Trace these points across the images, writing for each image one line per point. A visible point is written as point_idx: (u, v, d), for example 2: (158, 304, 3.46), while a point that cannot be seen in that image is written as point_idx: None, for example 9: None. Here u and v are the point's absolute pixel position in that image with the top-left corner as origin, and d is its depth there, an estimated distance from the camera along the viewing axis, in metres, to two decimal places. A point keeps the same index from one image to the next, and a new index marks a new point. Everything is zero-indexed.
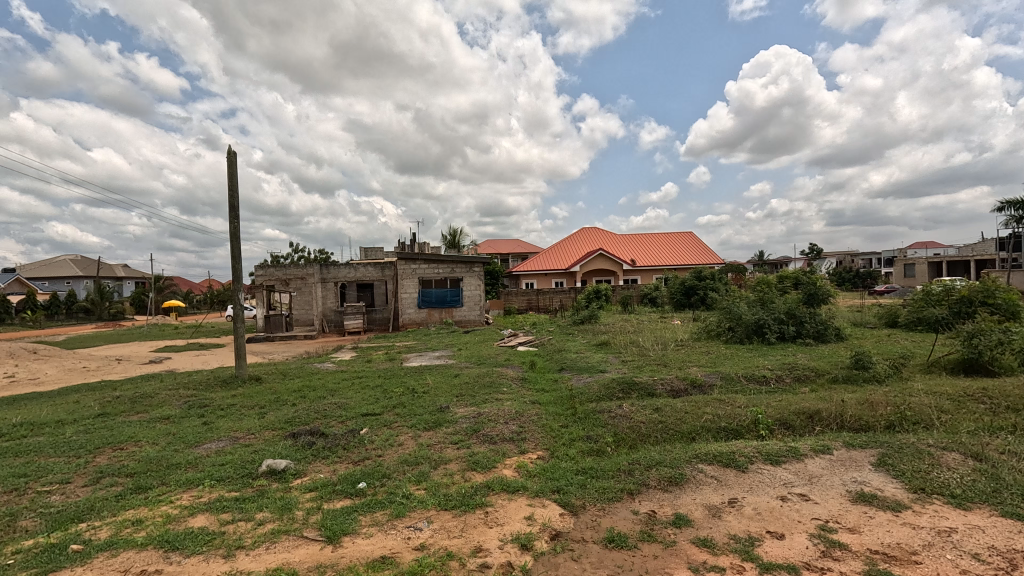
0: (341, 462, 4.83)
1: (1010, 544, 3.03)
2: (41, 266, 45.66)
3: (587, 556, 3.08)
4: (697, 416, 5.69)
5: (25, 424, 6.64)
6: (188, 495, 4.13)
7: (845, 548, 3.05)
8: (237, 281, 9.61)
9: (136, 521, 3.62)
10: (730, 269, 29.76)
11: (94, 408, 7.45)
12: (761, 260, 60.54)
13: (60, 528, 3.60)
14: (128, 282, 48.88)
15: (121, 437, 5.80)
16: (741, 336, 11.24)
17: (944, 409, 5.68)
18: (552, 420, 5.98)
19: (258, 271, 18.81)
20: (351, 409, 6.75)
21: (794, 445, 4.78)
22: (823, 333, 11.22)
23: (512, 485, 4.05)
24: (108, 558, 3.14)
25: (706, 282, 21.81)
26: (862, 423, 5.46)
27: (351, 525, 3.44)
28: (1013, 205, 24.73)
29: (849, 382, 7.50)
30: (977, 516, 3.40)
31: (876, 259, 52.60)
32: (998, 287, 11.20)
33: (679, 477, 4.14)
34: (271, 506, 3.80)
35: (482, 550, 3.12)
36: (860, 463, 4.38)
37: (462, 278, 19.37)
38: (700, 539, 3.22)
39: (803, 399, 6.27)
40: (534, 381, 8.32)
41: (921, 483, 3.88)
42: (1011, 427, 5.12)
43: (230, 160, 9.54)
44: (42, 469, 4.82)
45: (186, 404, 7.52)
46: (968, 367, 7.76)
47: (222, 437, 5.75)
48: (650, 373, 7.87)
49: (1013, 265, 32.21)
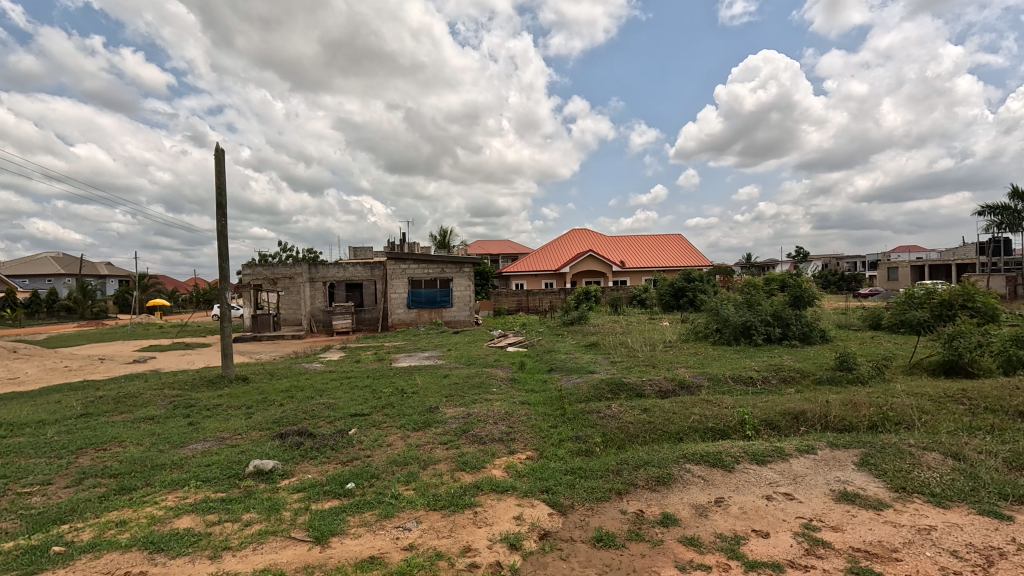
0: (329, 462, 4.80)
1: (986, 542, 3.11)
2: (21, 263, 44.59)
3: (576, 556, 3.09)
4: (684, 417, 5.75)
5: (4, 424, 6.48)
6: (174, 496, 4.08)
7: (827, 546, 3.11)
8: (225, 280, 9.48)
9: (120, 522, 3.57)
10: (719, 271, 30.09)
11: (76, 408, 7.31)
12: (749, 263, 61.21)
13: (42, 529, 3.53)
14: (111, 281, 47.99)
15: (104, 437, 5.69)
16: (729, 338, 11.40)
17: (925, 409, 5.80)
18: (541, 420, 6.01)
19: (246, 270, 18.62)
20: (340, 409, 6.70)
21: (779, 445, 4.86)
22: (808, 335, 11.43)
23: (501, 485, 4.06)
24: (91, 560, 3.09)
25: (695, 284, 21.99)
26: (846, 423, 5.56)
27: (340, 525, 3.42)
28: (993, 210, 25.35)
29: (833, 383, 7.65)
30: (956, 514, 3.49)
31: (860, 263, 53.59)
32: (977, 291, 11.48)
33: (667, 476, 4.19)
34: (258, 507, 3.77)
35: (471, 550, 3.12)
36: (843, 462, 4.46)
37: (452, 278, 19.33)
38: (687, 538, 3.26)
39: (788, 400, 6.38)
40: (524, 381, 8.34)
41: (902, 483, 3.96)
42: (989, 427, 5.26)
43: (217, 158, 9.45)
44: (22, 469, 4.72)
45: (171, 404, 7.40)
46: (949, 368, 7.96)
47: (209, 437, 5.69)
48: (639, 374, 7.93)
49: (993, 270, 33.00)
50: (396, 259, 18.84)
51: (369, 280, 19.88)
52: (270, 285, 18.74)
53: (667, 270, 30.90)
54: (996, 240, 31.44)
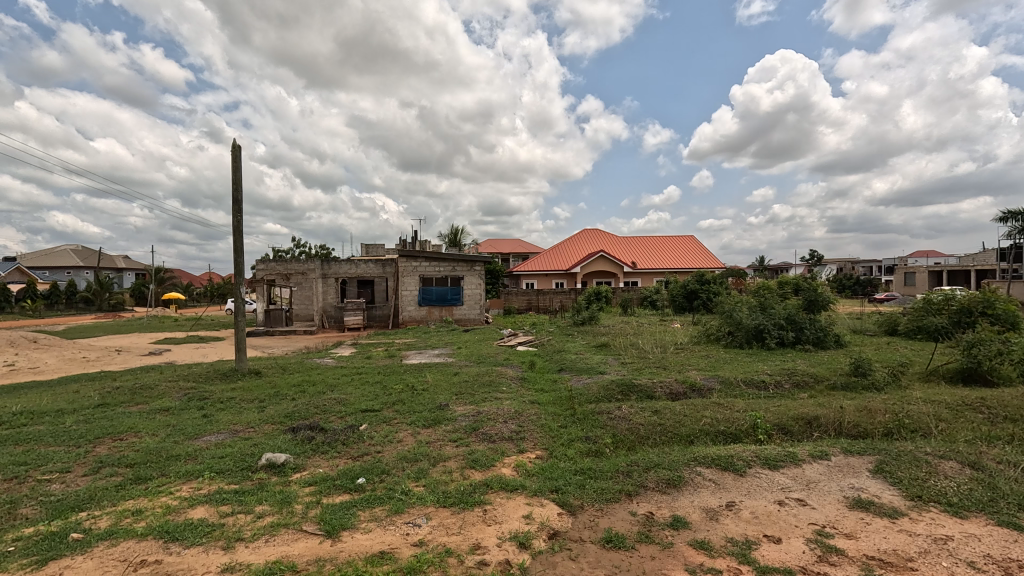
0: (340, 457, 4.84)
1: (1005, 554, 3.04)
2: (43, 255, 45.84)
3: (585, 556, 3.09)
4: (695, 419, 5.71)
5: (25, 413, 6.65)
6: (188, 487, 4.15)
7: (841, 554, 3.06)
8: (239, 275, 9.59)
9: (136, 512, 3.64)
10: (731, 274, 29.83)
11: (94, 398, 7.48)
12: (762, 266, 60.54)
13: (61, 516, 3.62)
14: (128, 273, 49.09)
15: (120, 427, 5.82)
16: (741, 341, 11.29)
17: (942, 417, 5.68)
18: (551, 420, 6.00)
19: (259, 265, 18.84)
20: (351, 404, 6.78)
21: (792, 450, 4.80)
22: (822, 339, 11.24)
23: (511, 484, 4.07)
24: (108, 548, 3.15)
25: (708, 286, 21.76)
26: (860, 430, 5.46)
27: (350, 520, 3.46)
28: (1016, 215, 24.68)
29: (847, 389, 7.54)
30: (973, 525, 3.41)
31: (875, 267, 52.73)
32: (998, 297, 11.22)
33: (677, 479, 4.16)
34: (271, 499, 3.82)
35: (480, 548, 3.13)
36: (858, 469, 4.40)
37: (462, 277, 19.38)
38: (696, 541, 3.24)
39: (802, 404, 6.29)
40: (533, 381, 8.32)
41: (918, 491, 3.89)
42: (1009, 437, 5.14)
43: (234, 153, 9.58)
44: (42, 457, 4.84)
45: (186, 397, 7.54)
46: (967, 376, 7.80)
47: (222, 429, 5.80)
48: (650, 376, 7.89)
49: (1015, 276, 32.15)
50: (407, 257, 18.93)
51: (381, 277, 19.96)
52: (283, 280, 18.97)
53: (677, 271, 30.63)
54: (1017, 246, 30.72)
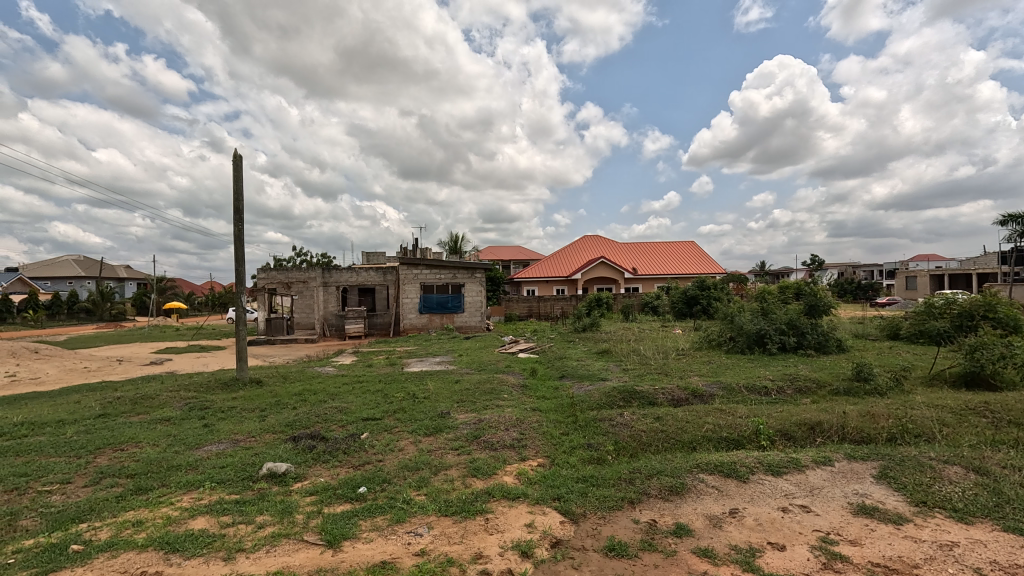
0: (341, 466, 4.83)
1: (1012, 560, 3.02)
2: (43, 266, 45.79)
3: (588, 564, 3.07)
4: (698, 426, 5.68)
5: (26, 424, 6.63)
6: (189, 497, 4.14)
7: (846, 561, 3.04)
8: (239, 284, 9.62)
9: (136, 523, 3.63)
10: (733, 277, 29.65)
11: (95, 408, 7.47)
12: (763, 270, 60.75)
13: (61, 528, 3.61)
14: (130, 283, 49.25)
15: (122, 437, 5.82)
16: (742, 346, 11.29)
17: (946, 422, 5.65)
18: (552, 427, 5.99)
19: (260, 274, 18.79)
20: (352, 413, 6.78)
21: (795, 456, 4.78)
22: (824, 344, 11.22)
23: (513, 492, 4.05)
24: (108, 559, 3.14)
25: (709, 292, 21.73)
26: (863, 435, 5.44)
27: (352, 529, 3.45)
28: (1017, 219, 24.72)
29: (850, 395, 7.49)
30: (979, 531, 3.38)
31: (877, 271, 52.75)
32: (1000, 301, 11.16)
33: (680, 486, 4.14)
34: (271, 509, 3.80)
35: (482, 557, 3.11)
36: (862, 475, 4.37)
37: (463, 284, 19.41)
38: (700, 549, 3.21)
39: (805, 410, 6.26)
40: (534, 388, 8.29)
41: (923, 497, 3.87)
42: (1012, 441, 5.11)
43: (235, 163, 9.66)
44: (42, 468, 4.83)
45: (186, 406, 7.53)
46: (970, 380, 7.76)
47: (223, 438, 5.79)
48: (651, 382, 7.87)
49: (1018, 279, 32.07)
50: (408, 264, 19.01)
51: (381, 285, 19.92)
52: (284, 288, 18.93)
53: (679, 277, 30.72)
54: None
